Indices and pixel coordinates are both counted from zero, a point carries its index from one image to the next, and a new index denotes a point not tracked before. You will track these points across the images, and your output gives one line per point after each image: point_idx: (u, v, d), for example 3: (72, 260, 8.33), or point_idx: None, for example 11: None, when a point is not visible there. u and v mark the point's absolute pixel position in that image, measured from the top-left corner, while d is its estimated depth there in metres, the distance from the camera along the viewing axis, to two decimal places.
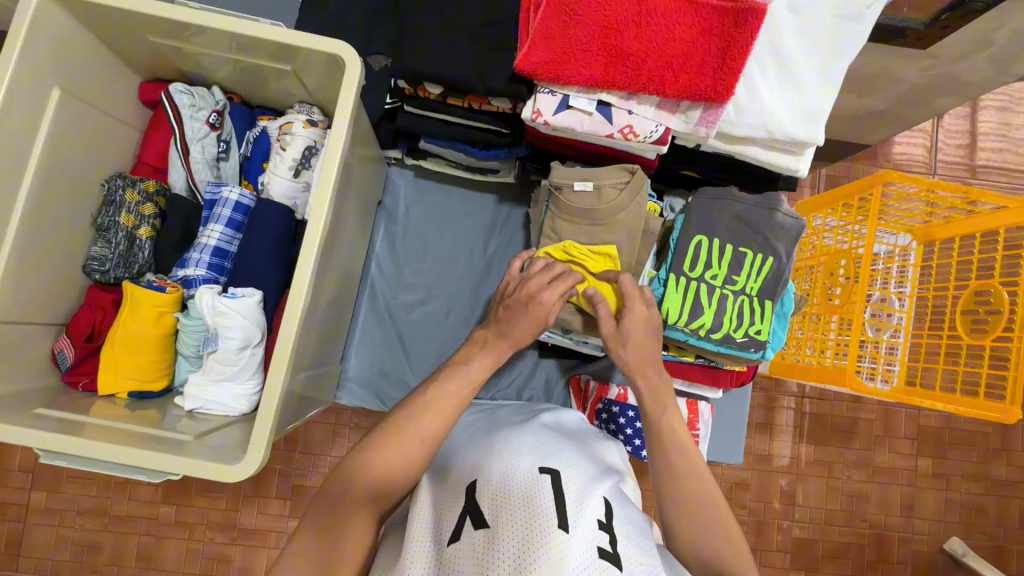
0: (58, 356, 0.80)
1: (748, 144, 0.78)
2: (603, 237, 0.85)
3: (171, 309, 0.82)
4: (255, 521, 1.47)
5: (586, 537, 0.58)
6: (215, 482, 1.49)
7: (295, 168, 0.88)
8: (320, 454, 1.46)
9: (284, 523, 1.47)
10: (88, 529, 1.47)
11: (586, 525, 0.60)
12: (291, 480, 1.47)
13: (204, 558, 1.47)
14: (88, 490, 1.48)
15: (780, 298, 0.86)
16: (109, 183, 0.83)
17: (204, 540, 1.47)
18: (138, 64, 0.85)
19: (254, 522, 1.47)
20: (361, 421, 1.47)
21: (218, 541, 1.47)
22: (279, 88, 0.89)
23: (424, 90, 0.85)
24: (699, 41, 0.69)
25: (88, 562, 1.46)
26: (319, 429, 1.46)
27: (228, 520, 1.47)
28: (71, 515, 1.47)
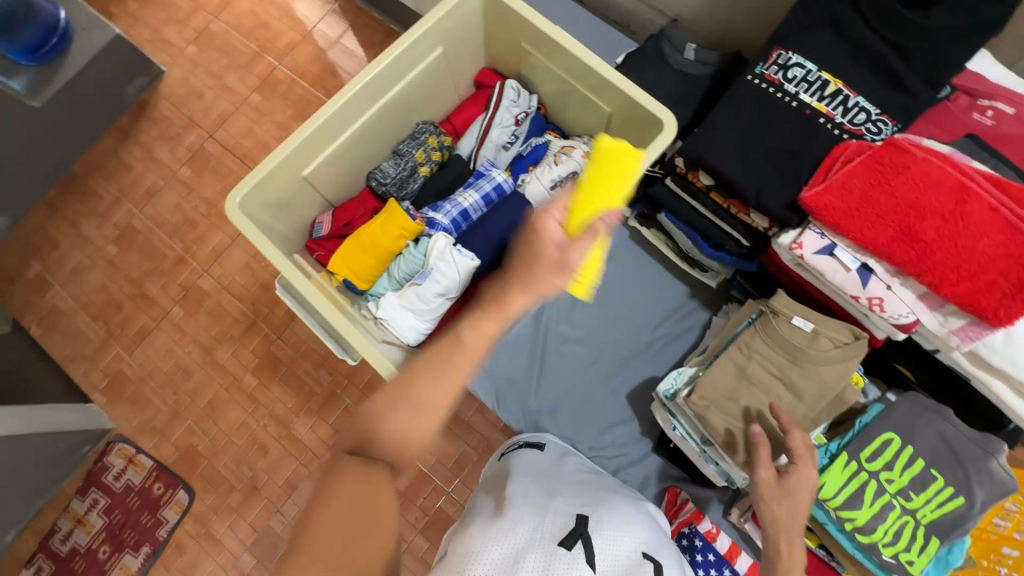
0: (317, 225, 0.99)
1: (995, 378, 0.74)
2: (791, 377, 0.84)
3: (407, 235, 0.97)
4: (303, 433, 1.62)
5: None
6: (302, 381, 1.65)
7: (555, 183, 1.00)
8: None
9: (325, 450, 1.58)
10: (197, 356, 1.70)
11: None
12: (354, 418, 1.58)
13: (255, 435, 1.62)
14: (218, 328, 1.72)
15: (951, 544, 0.76)
16: (423, 125, 1.02)
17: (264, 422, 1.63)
18: (491, 53, 1.04)
19: (302, 434, 1.62)
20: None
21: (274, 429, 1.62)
22: (578, 117, 1.03)
23: (695, 176, 0.94)
24: (1001, 262, 0.68)
25: (181, 380, 1.69)
26: None
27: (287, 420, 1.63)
28: (194, 339, 1.72)
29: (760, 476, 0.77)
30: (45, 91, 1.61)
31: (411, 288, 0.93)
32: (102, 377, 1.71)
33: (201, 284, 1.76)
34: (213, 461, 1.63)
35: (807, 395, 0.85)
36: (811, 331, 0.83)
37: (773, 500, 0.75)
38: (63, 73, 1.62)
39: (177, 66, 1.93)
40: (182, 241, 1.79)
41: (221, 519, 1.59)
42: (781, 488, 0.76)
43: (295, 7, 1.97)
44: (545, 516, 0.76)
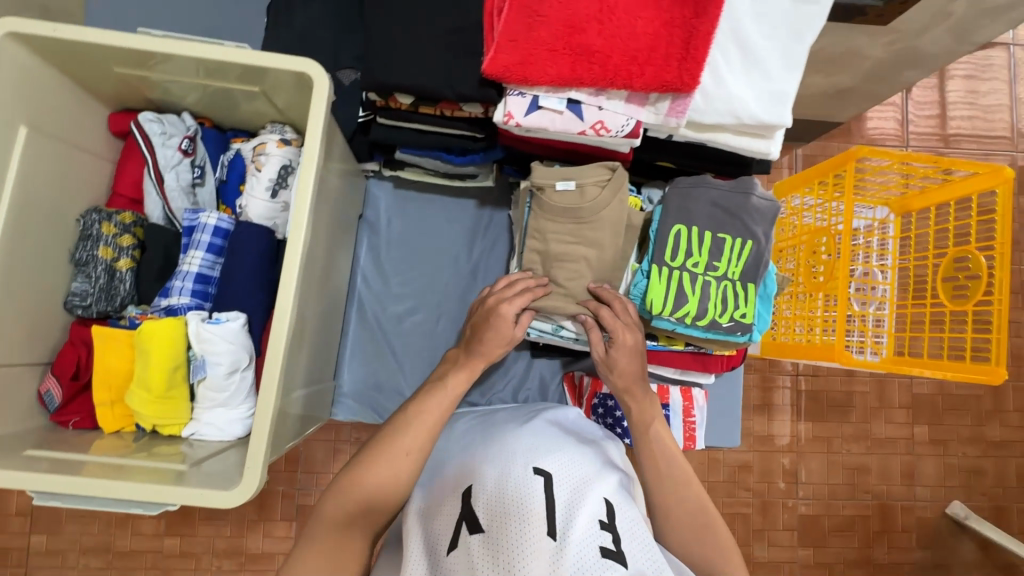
0: (46, 397, 0.79)
1: (720, 130, 0.78)
2: (587, 235, 0.85)
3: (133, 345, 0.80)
4: (261, 545, 1.46)
5: (587, 551, 0.57)
6: (217, 509, 1.48)
7: (272, 189, 0.88)
8: (322, 472, 1.45)
9: (290, 545, 1.46)
10: (90, 568, 1.45)
11: (584, 537, 0.59)
12: (294, 501, 1.46)
13: None
14: (89, 527, 1.46)
15: (763, 280, 0.86)
16: (84, 218, 0.82)
17: (211, 569, 1.46)
18: (104, 95, 0.84)
19: (261, 546, 1.46)
20: (360, 436, 1.46)
21: (225, 569, 1.46)
22: (250, 109, 0.88)
23: (395, 100, 0.86)
24: (662, 34, 0.70)
25: None
26: (320, 448, 1.46)
27: (235, 547, 1.46)
28: (73, 555, 1.45)
29: (594, 355, 0.85)
30: None
31: (201, 388, 0.81)
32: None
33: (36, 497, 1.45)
34: None
35: (607, 243, 0.86)
36: (578, 187, 0.84)
37: (609, 370, 0.85)
38: None
39: None
40: None
41: None
42: (608, 363, 0.85)
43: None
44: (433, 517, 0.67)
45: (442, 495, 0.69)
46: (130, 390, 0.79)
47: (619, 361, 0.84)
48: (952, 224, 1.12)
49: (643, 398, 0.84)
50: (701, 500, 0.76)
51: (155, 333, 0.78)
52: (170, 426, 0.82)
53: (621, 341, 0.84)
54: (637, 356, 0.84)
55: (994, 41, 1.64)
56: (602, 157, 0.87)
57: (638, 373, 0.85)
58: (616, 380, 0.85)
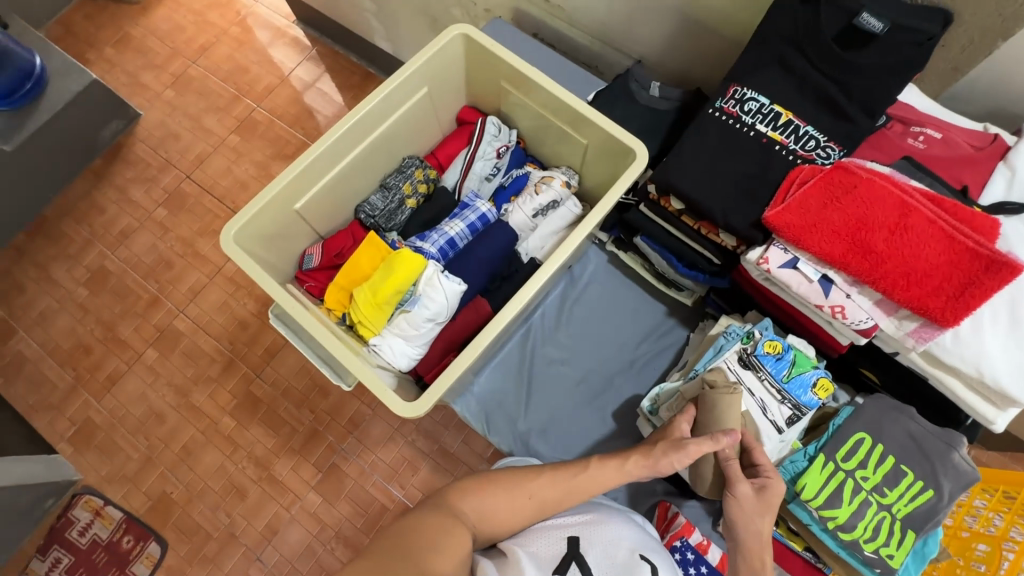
0: (306, 256, 1.01)
1: (949, 375, 0.80)
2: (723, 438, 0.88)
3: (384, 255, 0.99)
4: (286, 474, 1.51)
5: None
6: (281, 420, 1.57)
7: (536, 211, 1.06)
8: (369, 448, 1.53)
9: (306, 493, 1.50)
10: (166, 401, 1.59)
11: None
12: (334, 458, 1.52)
13: (229, 481, 1.52)
14: (188, 369, 1.62)
15: (926, 536, 0.80)
16: (408, 160, 1.07)
17: (238, 466, 1.53)
18: (471, 92, 1.10)
19: (285, 475, 1.51)
20: (417, 441, 1.53)
21: (248, 474, 1.52)
22: (556, 150, 1.10)
23: (666, 201, 1.00)
24: (944, 268, 0.75)
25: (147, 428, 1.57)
26: (381, 428, 1.55)
27: (266, 462, 1.53)
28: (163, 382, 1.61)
29: (742, 493, 0.79)
30: (20, 131, 1.54)
31: (401, 316, 0.95)
32: (69, 425, 1.58)
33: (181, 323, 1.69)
34: (187, 509, 1.50)
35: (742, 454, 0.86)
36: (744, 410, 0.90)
37: (757, 514, 0.78)
38: (34, 117, 1.57)
39: (152, 110, 1.84)
40: (152, 279, 1.69)
41: (197, 571, 1.46)
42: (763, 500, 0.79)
43: (261, 36, 1.91)
44: (539, 541, 0.74)
45: (549, 526, 0.77)
46: (361, 286, 0.97)
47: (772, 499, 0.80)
48: None
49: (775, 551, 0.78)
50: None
51: (405, 261, 0.96)
52: (364, 329, 0.97)
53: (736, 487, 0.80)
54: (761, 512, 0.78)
55: None
56: (816, 336, 0.92)
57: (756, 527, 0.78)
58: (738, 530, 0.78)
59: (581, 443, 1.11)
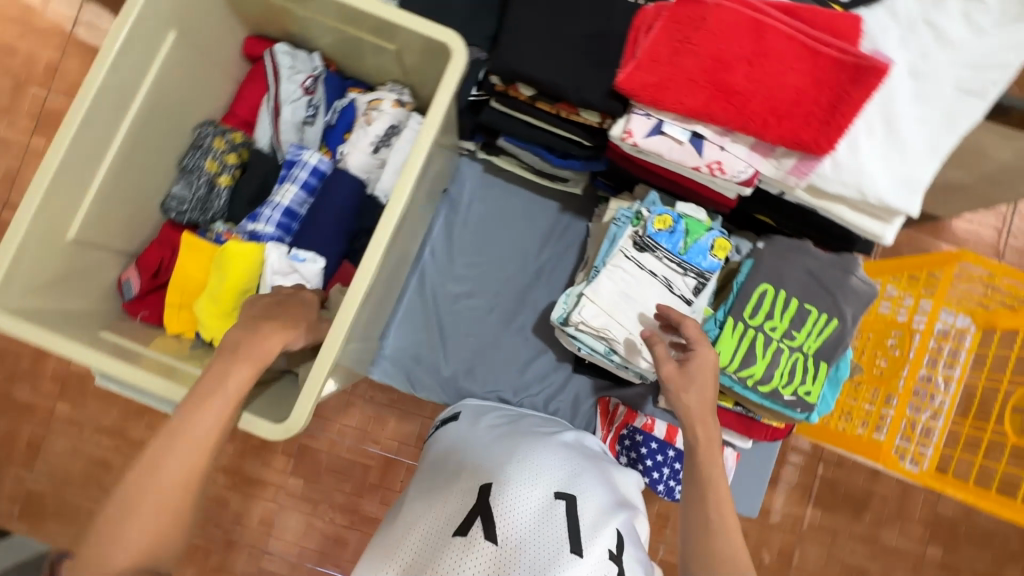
0: (124, 285, 0.83)
1: (836, 202, 0.75)
2: None
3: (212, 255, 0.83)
4: None
5: None
6: None
7: (375, 145, 0.89)
8: None
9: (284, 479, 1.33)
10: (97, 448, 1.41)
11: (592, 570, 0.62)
12: None
13: None
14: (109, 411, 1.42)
15: (836, 362, 0.82)
16: (200, 129, 0.87)
17: None
18: (246, 18, 0.86)
19: None
20: (375, 396, 1.33)
21: None
22: (375, 63, 0.90)
23: (515, 90, 0.86)
24: (811, 91, 0.67)
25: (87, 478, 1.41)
26: None
27: None
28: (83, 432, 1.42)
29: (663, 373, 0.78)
30: None
31: None
32: (17, 499, 1.39)
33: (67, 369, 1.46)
34: None
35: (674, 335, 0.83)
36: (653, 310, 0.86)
37: (682, 390, 0.77)
38: None
39: None
40: None
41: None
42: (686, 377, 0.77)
43: None
44: (447, 501, 0.70)
45: (462, 477, 0.73)
46: (199, 300, 0.82)
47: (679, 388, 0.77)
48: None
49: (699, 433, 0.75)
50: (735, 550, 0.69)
51: (236, 255, 0.80)
52: (224, 344, 0.83)
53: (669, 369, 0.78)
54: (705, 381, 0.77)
55: None
56: (705, 196, 0.85)
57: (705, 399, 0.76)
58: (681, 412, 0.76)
59: (511, 369, 1.07)
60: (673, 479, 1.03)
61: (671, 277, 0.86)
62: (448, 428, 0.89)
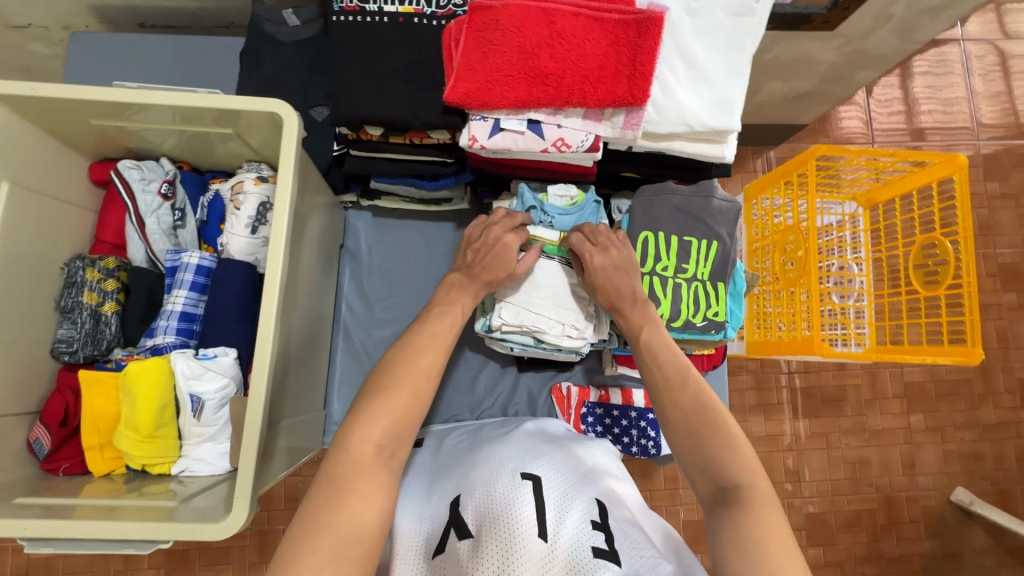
0: (35, 445, 0.80)
1: (674, 139, 0.82)
2: None
3: (116, 383, 0.81)
4: None
5: (579, 552, 0.60)
6: (218, 553, 1.40)
7: (252, 225, 0.90)
8: None
9: None
10: None
11: (575, 540, 0.62)
12: None
13: None
14: None
15: (731, 278, 0.89)
16: (68, 266, 0.84)
17: None
18: (85, 148, 0.87)
19: None
20: None
21: None
22: (227, 150, 0.92)
23: (365, 133, 0.89)
24: (610, 53, 0.74)
25: None
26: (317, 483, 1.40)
27: None
28: None
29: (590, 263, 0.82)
30: None
31: (186, 425, 0.82)
32: None
33: (31, 556, 1.38)
34: None
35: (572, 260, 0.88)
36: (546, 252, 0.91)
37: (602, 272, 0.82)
38: None
39: None
40: None
41: None
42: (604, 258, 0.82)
43: None
44: (424, 522, 0.70)
45: (435, 497, 0.74)
46: (117, 433, 0.80)
47: (599, 278, 0.82)
48: (915, 213, 1.19)
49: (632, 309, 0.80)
50: (702, 393, 0.72)
51: (140, 374, 0.79)
52: (158, 465, 0.82)
53: (592, 263, 0.82)
54: (623, 272, 0.81)
55: (943, 39, 1.74)
56: (569, 173, 0.90)
57: (625, 289, 0.81)
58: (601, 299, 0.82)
59: (462, 390, 1.09)
60: (644, 436, 1.04)
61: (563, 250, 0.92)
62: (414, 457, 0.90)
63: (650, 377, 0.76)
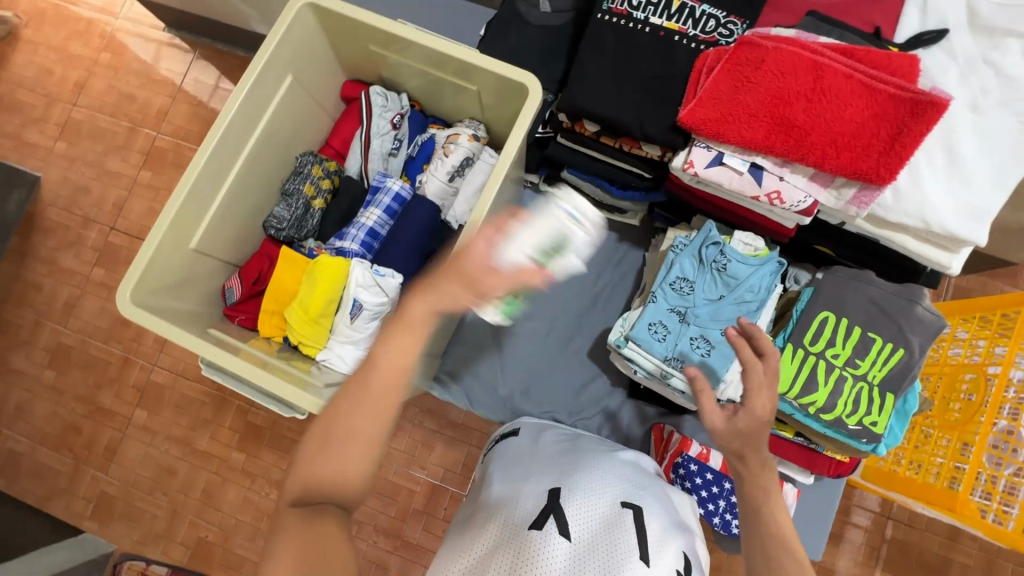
0: (227, 291, 0.94)
1: (899, 231, 0.76)
2: None
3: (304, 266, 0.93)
4: None
5: None
6: None
7: (451, 174, 0.98)
8: None
9: None
10: None
11: None
12: None
13: None
14: None
15: (903, 394, 0.81)
16: (302, 158, 0.98)
17: None
18: (347, 66, 1.00)
19: None
20: (425, 422, 1.35)
21: None
22: (455, 103, 1.00)
23: (581, 126, 0.93)
24: (870, 124, 0.71)
25: None
26: None
27: None
28: None
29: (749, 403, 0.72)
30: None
31: (341, 323, 0.91)
32: (85, 504, 1.43)
33: None
34: (227, 545, 1.38)
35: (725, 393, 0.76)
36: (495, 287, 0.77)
37: (751, 423, 0.72)
38: None
39: (51, 168, 1.56)
40: (116, 342, 1.49)
41: None
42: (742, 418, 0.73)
43: (136, 49, 1.57)
44: (517, 501, 0.71)
45: (531, 482, 0.75)
46: (290, 307, 0.92)
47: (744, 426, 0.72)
48: None
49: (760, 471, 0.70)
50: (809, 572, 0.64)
51: (327, 268, 0.90)
52: (308, 347, 0.92)
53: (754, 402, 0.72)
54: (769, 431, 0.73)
55: None
56: (762, 225, 0.89)
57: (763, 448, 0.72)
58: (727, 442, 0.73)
59: (563, 390, 1.10)
60: (728, 511, 1.00)
61: (723, 294, 0.89)
62: (509, 441, 0.93)
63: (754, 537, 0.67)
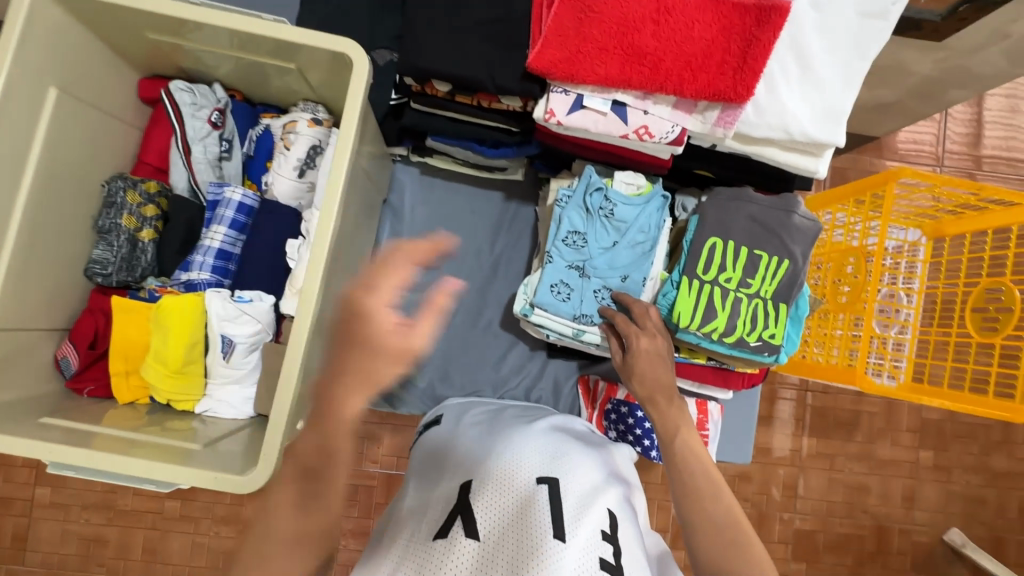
0: (62, 363, 0.79)
1: (766, 144, 0.75)
2: None
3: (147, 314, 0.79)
4: None
5: (587, 563, 0.59)
6: None
7: (300, 169, 0.86)
8: None
9: None
10: None
11: (585, 548, 0.60)
12: None
13: None
14: None
15: (794, 301, 0.84)
16: (110, 184, 0.81)
17: None
18: (135, 61, 0.82)
19: None
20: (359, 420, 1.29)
21: None
22: (282, 84, 0.86)
23: (433, 87, 0.83)
24: (719, 40, 0.67)
25: None
26: None
27: None
28: None
29: (636, 344, 0.80)
30: None
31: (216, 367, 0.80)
32: None
33: None
34: None
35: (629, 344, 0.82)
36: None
37: (646, 362, 0.79)
38: None
39: None
40: None
41: None
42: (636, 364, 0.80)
43: None
44: (426, 509, 0.66)
45: (444, 481, 0.70)
46: (145, 363, 0.79)
47: (640, 367, 0.79)
48: (985, 253, 1.08)
49: (671, 406, 0.77)
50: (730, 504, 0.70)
51: (175, 310, 0.77)
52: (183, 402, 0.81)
53: (638, 345, 0.80)
54: (664, 364, 0.79)
55: None
56: (642, 161, 0.85)
57: (664, 382, 0.78)
58: (638, 388, 0.79)
59: (484, 364, 1.06)
60: None
61: (615, 240, 0.86)
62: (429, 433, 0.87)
63: (677, 478, 0.72)
